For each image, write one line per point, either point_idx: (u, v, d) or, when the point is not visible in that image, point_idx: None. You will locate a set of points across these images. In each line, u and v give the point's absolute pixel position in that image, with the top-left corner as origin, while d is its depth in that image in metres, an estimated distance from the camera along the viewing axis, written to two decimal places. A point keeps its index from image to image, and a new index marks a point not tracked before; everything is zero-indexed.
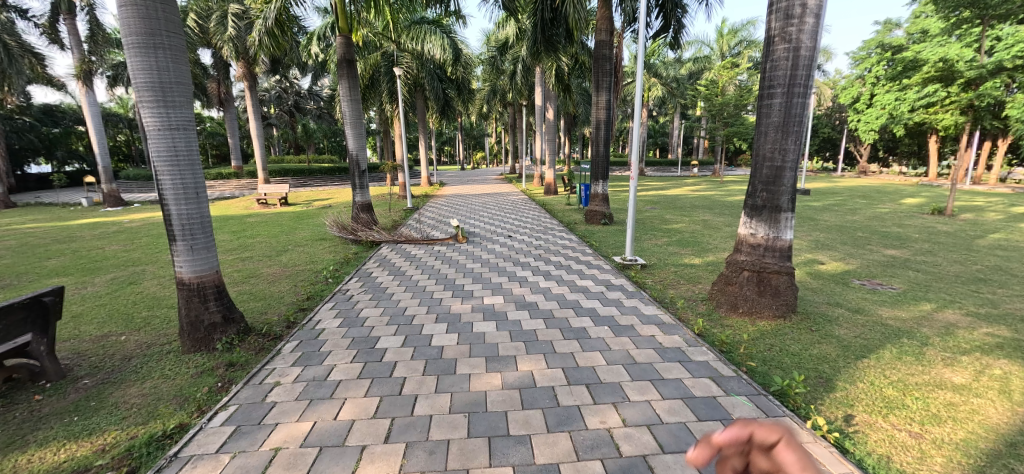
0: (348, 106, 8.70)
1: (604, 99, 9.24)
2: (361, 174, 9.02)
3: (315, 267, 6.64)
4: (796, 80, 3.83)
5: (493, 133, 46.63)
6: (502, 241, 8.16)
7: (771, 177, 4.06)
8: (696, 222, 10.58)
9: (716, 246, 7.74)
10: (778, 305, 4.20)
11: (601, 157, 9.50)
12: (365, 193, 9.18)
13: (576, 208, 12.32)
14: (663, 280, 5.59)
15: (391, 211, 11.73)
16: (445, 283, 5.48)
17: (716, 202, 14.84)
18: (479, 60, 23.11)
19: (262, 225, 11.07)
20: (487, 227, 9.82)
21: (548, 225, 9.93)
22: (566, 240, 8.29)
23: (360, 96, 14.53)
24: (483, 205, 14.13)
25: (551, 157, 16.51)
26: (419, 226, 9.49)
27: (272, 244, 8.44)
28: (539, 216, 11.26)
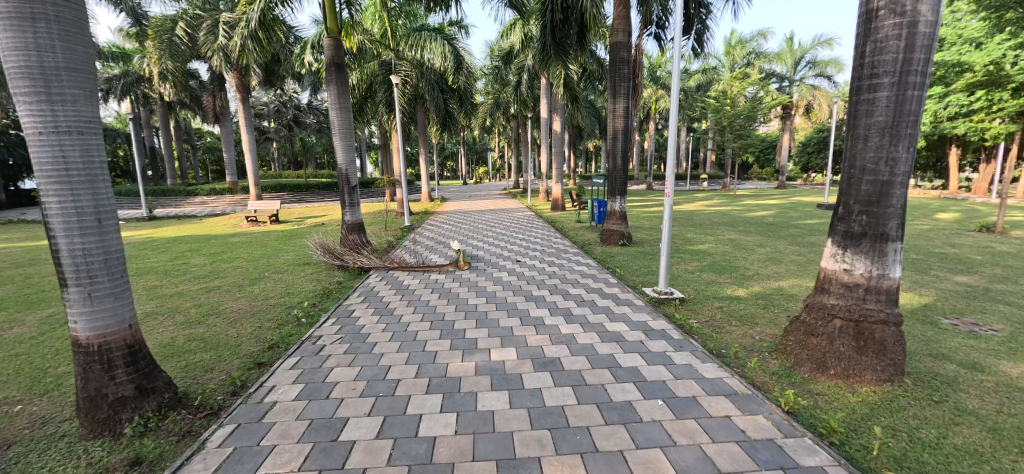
0: (336, 115, 7.80)
1: (621, 107, 8.29)
2: (351, 190, 8.08)
3: (291, 300, 5.64)
4: (911, 66, 2.84)
5: (496, 148, 46.09)
6: (510, 267, 7.08)
7: (873, 195, 3.04)
8: (723, 242, 9.54)
9: (757, 273, 6.68)
10: (885, 365, 3.13)
11: (619, 171, 8.53)
12: (356, 212, 8.21)
13: (587, 226, 11.31)
14: (710, 321, 4.53)
15: (387, 231, 10.76)
16: (441, 326, 4.36)
17: (736, 218, 13.81)
18: (482, 72, 22.46)
19: (244, 246, 10.08)
20: (491, 249, 8.76)
21: (560, 247, 8.85)
22: (584, 265, 7.18)
23: (357, 107, 13.73)
24: (488, 223, 13.12)
25: (559, 171, 15.60)
26: (416, 249, 8.48)
27: (247, 269, 7.43)
28: (550, 236, 10.20)
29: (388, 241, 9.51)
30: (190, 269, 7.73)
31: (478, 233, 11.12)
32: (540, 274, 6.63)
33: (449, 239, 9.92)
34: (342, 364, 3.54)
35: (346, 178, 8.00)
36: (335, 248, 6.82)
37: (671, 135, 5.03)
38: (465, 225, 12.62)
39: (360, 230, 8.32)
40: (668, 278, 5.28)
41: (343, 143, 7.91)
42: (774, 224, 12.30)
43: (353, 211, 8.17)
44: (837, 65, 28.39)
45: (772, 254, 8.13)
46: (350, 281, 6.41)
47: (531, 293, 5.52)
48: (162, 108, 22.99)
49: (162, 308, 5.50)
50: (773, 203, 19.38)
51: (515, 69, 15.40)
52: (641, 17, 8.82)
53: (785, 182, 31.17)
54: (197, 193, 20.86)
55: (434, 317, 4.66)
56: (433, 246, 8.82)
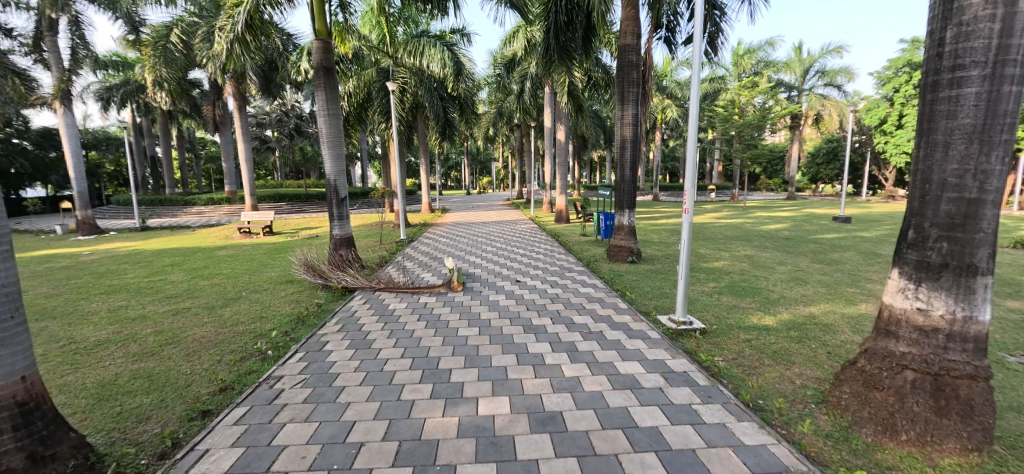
0: (325, 121, 7.30)
1: (630, 114, 7.70)
2: (340, 202, 7.54)
3: (261, 326, 5.03)
4: (1007, 54, 2.24)
5: (500, 158, 45.73)
6: (508, 289, 6.45)
7: (956, 217, 2.42)
8: (739, 259, 8.86)
9: (783, 297, 6.01)
10: (975, 432, 2.47)
11: (628, 182, 7.91)
12: (345, 225, 7.65)
13: (593, 240, 10.68)
14: (739, 359, 3.87)
15: (381, 245, 10.17)
16: (424, 366, 3.73)
17: (749, 232, 13.12)
18: (485, 81, 22.09)
19: (230, 260, 9.50)
20: (489, 266, 8.15)
21: (563, 264, 8.23)
22: (590, 286, 6.55)
23: (355, 115, 13.27)
24: (489, 236, 12.54)
25: (563, 182, 15.03)
26: (410, 265, 7.87)
27: (225, 288, 6.84)
28: (554, 252, 9.58)
29: (382, 257, 8.93)
30: (164, 287, 7.14)
31: (478, 247, 10.51)
32: (541, 297, 6.01)
33: (446, 254, 9.32)
34: (298, 419, 2.91)
35: (334, 189, 7.46)
36: (319, 265, 6.22)
37: (691, 143, 4.44)
38: (464, 238, 12.04)
39: (349, 244, 7.76)
40: (686, 306, 4.63)
41: (332, 151, 7.39)
42: (790, 239, 11.61)
43: (342, 223, 7.61)
44: (847, 74, 27.80)
45: (795, 273, 7.46)
46: (332, 302, 5.81)
47: (530, 323, 4.89)
48: (162, 117, 22.76)
49: (118, 335, 4.90)
50: (785, 215, 18.70)
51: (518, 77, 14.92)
52: (650, 19, 8.30)
53: (795, 193, 30.41)
54: (194, 203, 20.46)
55: (417, 353, 4.03)
56: (428, 262, 8.22)
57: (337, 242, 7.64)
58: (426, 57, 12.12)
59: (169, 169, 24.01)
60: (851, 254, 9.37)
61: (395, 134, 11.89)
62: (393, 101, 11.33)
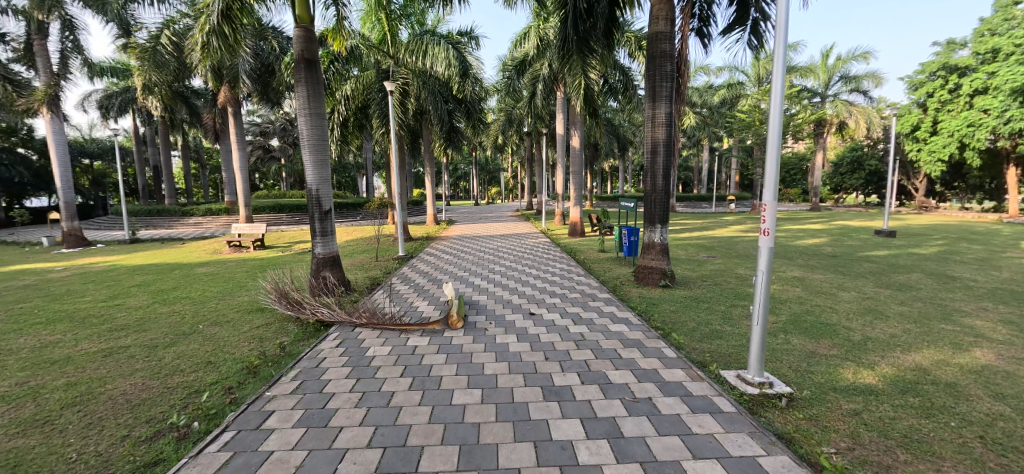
0: (306, 121, 6.27)
1: (663, 112, 6.52)
2: (324, 216, 6.48)
3: (204, 377, 3.92)
4: None
5: (509, 167, 44.77)
6: (520, 325, 5.25)
7: None
8: (788, 281, 7.60)
9: (868, 338, 4.77)
10: None
11: (659, 192, 6.70)
12: (329, 243, 6.56)
13: (614, 258, 9.49)
14: (864, 455, 2.64)
15: (376, 264, 9.10)
16: (400, 467, 2.55)
17: (786, 247, 11.81)
18: (493, 87, 21.18)
19: (205, 279, 8.44)
20: (498, 290, 6.95)
21: (584, 288, 7.00)
22: (622, 321, 5.31)
23: (354, 120, 12.24)
24: (497, 251, 11.37)
25: (577, 192, 13.89)
26: (403, 289, 6.69)
27: (183, 318, 5.75)
28: (572, 272, 8.33)
29: (375, 279, 7.79)
30: (117, 315, 6.10)
31: (485, 265, 9.32)
32: (561, 338, 4.81)
33: (447, 274, 8.14)
34: None
35: (317, 200, 6.41)
36: (289, 292, 5.07)
37: (775, 138, 3.24)
38: (469, 253, 10.94)
39: (335, 264, 6.66)
40: (765, 361, 3.42)
41: (314, 154, 6.32)
42: (837, 257, 10.26)
43: (326, 240, 6.53)
44: (874, 78, 26.35)
45: (866, 303, 6.19)
46: (300, 340, 4.68)
47: (550, 383, 3.70)
48: (163, 125, 22.25)
49: (17, 389, 3.81)
50: (816, 227, 17.30)
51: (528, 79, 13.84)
52: (683, 5, 7.19)
53: (819, 204, 28.86)
54: (192, 214, 19.68)
55: (391, 439, 2.85)
56: (427, 284, 7.04)
57: (321, 261, 6.56)
58: (430, 57, 11.07)
59: (169, 178, 23.29)
60: (918, 277, 8.04)
61: (394, 140, 10.80)
62: (391, 103, 10.30)
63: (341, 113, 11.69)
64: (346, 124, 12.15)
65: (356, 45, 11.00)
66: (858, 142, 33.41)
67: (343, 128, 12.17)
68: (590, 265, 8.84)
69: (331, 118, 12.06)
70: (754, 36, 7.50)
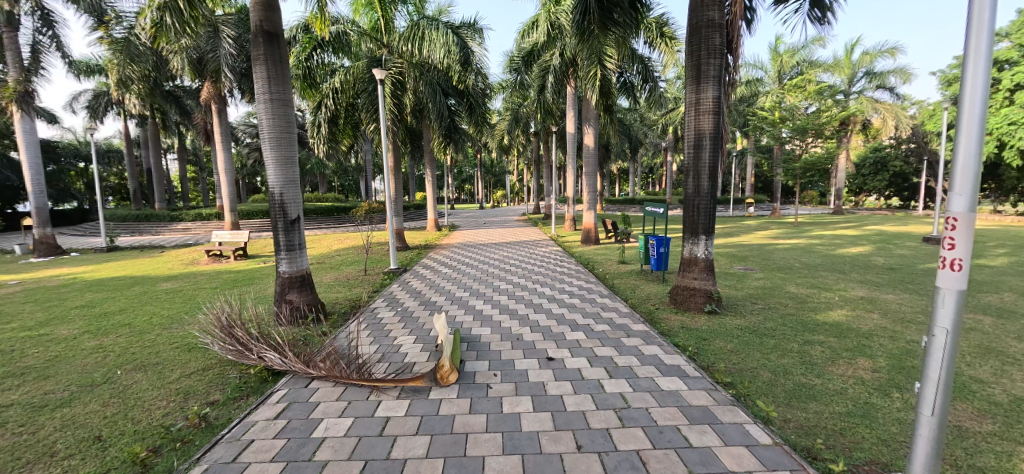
0: (266, 109, 5.04)
1: (712, 94, 5.21)
2: (289, 227, 5.23)
3: (76, 469, 2.68)
4: None
5: (516, 170, 43.52)
6: (531, 377, 3.79)
7: None
8: (857, 304, 6.25)
9: (1020, 399, 3.44)
10: None
11: (704, 196, 5.39)
12: (297, 261, 5.33)
13: (639, 272, 8.17)
14: None
15: (365, 280, 7.87)
16: None
17: (831, 258, 10.42)
18: (499, 83, 19.99)
19: (162, 297, 7.24)
20: (503, 317, 5.53)
21: (613, 314, 5.54)
22: (673, 370, 3.84)
23: (344, 117, 11.01)
24: (504, 262, 9.95)
25: (592, 195, 12.57)
26: (386, 318, 5.31)
27: (105, 358, 4.53)
28: (594, 290, 6.89)
29: (359, 300, 6.53)
30: (31, 350, 4.91)
31: (489, 280, 7.91)
32: (594, 401, 3.34)
33: (443, 294, 6.75)
34: None
35: (282, 208, 5.17)
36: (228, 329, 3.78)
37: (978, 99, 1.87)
38: (472, 265, 9.67)
39: (303, 286, 5.39)
40: None
41: (276, 148, 5.08)
42: (896, 270, 8.86)
43: (296, 258, 5.33)
44: (901, 74, 24.82)
45: (974, 338, 4.85)
46: (234, 402, 3.41)
47: None
48: (153, 126, 21.29)
49: None
50: (851, 233, 15.91)
51: (536, 72, 12.53)
52: None
53: (841, 208, 27.34)
54: (181, 219, 18.65)
55: None
56: (416, 311, 5.65)
57: (286, 283, 5.30)
58: (426, 43, 9.73)
59: (160, 182, 22.29)
60: (1011, 297, 6.66)
61: (385, 138, 9.51)
62: (382, 93, 9.02)
63: (330, 108, 10.34)
64: (336, 120, 10.81)
65: (341, 30, 9.68)
66: (881, 142, 31.94)
67: (332, 125, 10.83)
68: (614, 281, 7.54)
69: (316, 114, 10.65)
70: (816, 9, 6.20)
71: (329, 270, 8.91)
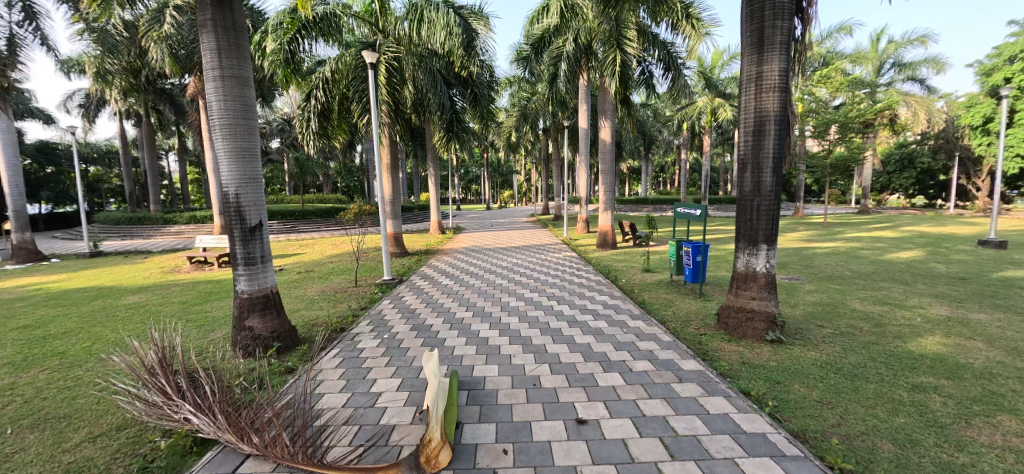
0: (216, 88, 4.03)
1: (780, 65, 4.09)
2: (247, 237, 4.22)
3: None
4: None
5: (523, 169, 42.54)
6: (557, 457, 2.60)
7: None
8: (949, 328, 5.06)
9: None
10: None
11: (765, 194, 4.27)
12: (258, 279, 4.32)
13: (669, 284, 7.06)
14: None
15: (353, 294, 6.86)
16: None
17: (882, 265, 9.19)
18: (506, 77, 18.96)
19: (116, 316, 6.26)
20: (515, 350, 4.42)
21: (653, 346, 4.40)
22: (763, 446, 2.65)
23: (336, 109, 9.85)
24: (513, 270, 8.82)
25: (608, 195, 11.44)
26: (367, 350, 4.22)
27: (6, 404, 3.57)
28: (622, 310, 5.74)
29: (342, 320, 5.48)
30: None
31: (497, 294, 6.79)
32: None
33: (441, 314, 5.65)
34: None
35: (237, 211, 4.15)
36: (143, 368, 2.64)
37: None
38: (477, 272, 8.61)
39: (267, 309, 4.36)
40: None
41: (229, 137, 4.07)
42: (968, 280, 7.63)
43: (261, 274, 4.34)
44: (934, 64, 23.34)
45: None
46: None
47: None
48: (148, 126, 20.58)
49: None
50: (890, 235, 14.61)
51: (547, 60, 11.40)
52: None
53: (867, 207, 25.89)
54: (175, 222, 17.88)
55: None
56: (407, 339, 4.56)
57: (246, 304, 4.28)
58: (426, 25, 8.66)
59: (155, 183, 21.49)
60: None
61: (377, 133, 8.18)
62: (372, 80, 7.82)
63: (319, 99, 9.32)
64: (328, 114, 9.78)
65: (329, 10, 8.40)
66: (907, 138, 30.44)
67: (324, 119, 9.79)
68: (642, 295, 6.42)
69: (306, 107, 9.57)
70: None
71: (315, 282, 7.91)
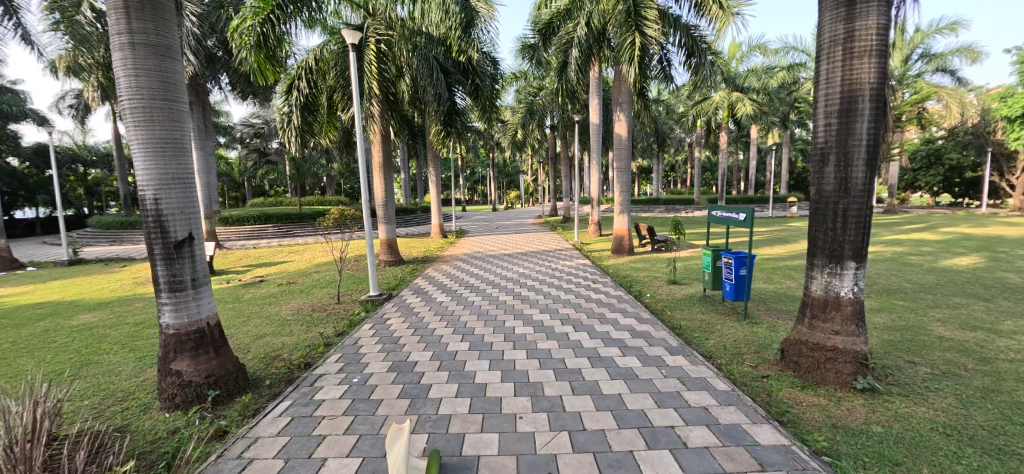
0: (123, 59, 3.06)
1: (879, 20, 3.03)
2: (172, 257, 3.25)
3: None
4: None
5: (529, 170, 41.50)
6: None
7: None
8: None
9: None
10: None
11: (855, 194, 3.18)
12: (190, 310, 3.35)
13: (703, 301, 5.97)
14: None
15: (331, 313, 5.86)
16: None
17: (942, 273, 8.02)
18: (513, 71, 17.96)
19: (51, 343, 5.31)
20: (519, 402, 3.36)
21: (707, 399, 3.28)
22: None
23: (320, 100, 8.84)
24: (521, 281, 7.63)
25: (624, 195, 10.35)
26: (325, 402, 3.20)
27: None
28: (655, 339, 4.60)
29: (310, 350, 4.51)
30: None
31: (501, 313, 5.67)
32: None
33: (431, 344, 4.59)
34: None
35: (157, 222, 3.19)
36: None
37: None
38: (478, 282, 7.58)
39: (200, 349, 3.40)
40: None
41: (143, 124, 3.11)
42: None
43: (192, 303, 3.37)
44: (968, 53, 21.89)
45: None
46: None
47: None
48: None
49: None
50: (932, 237, 13.35)
51: (555, 45, 10.23)
52: None
53: (895, 206, 24.43)
54: None
55: None
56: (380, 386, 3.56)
57: (173, 344, 3.32)
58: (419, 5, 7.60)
59: None
60: None
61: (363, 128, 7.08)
62: (355, 64, 6.79)
63: (302, 90, 8.35)
64: (313, 108, 8.81)
65: None
66: (933, 133, 28.91)
67: (309, 114, 8.82)
68: (673, 316, 5.35)
69: (287, 100, 8.57)
70: None
71: (294, 297, 6.95)
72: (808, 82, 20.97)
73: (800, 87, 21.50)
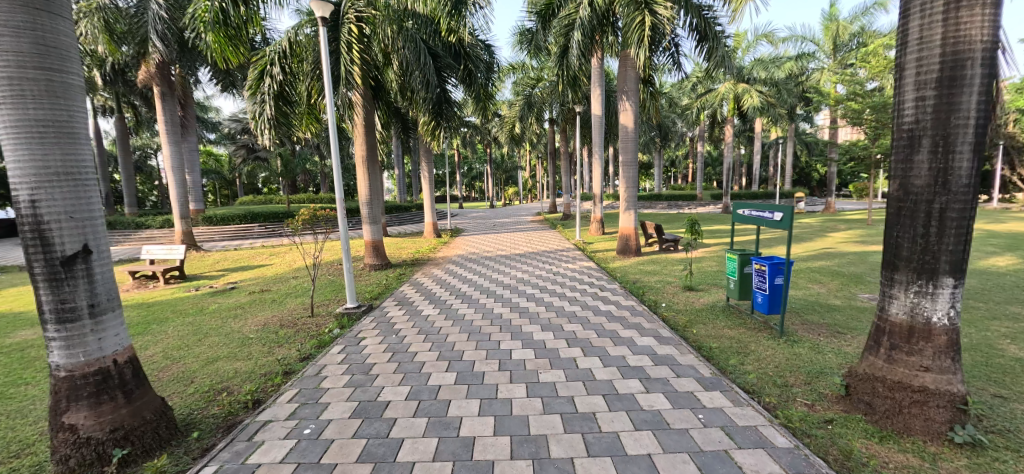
0: None
1: None
2: (64, 278, 2.48)
3: None
4: None
5: (528, 166, 40.63)
6: None
7: None
8: None
9: None
10: None
11: (957, 191, 2.42)
12: (89, 345, 2.59)
13: (728, 313, 5.20)
14: None
15: (301, 330, 5.09)
16: None
17: (983, 276, 7.24)
18: (510, 62, 17.12)
19: None
20: None
21: (768, 465, 2.32)
22: None
23: (293, 87, 7.99)
24: (518, 288, 6.63)
25: (630, 191, 9.55)
26: (260, 469, 2.44)
27: None
28: (682, 367, 3.59)
29: (264, 381, 3.76)
30: None
31: (495, 327, 4.69)
32: None
33: (405, 370, 3.66)
34: None
35: (38, 234, 2.42)
36: None
37: None
38: (470, 286, 6.82)
39: (102, 395, 2.63)
40: None
41: (11, 100, 2.34)
42: None
43: (90, 337, 2.60)
44: None
45: None
46: None
47: None
48: (120, 121, 18.95)
49: None
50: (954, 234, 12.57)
51: (556, 29, 9.41)
52: None
53: None
54: (149, 226, 16.39)
55: None
56: (333, 438, 2.70)
57: (64, 391, 2.55)
58: None
59: (131, 183, 19.88)
60: None
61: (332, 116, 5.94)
62: (326, 43, 5.90)
63: (276, 77, 7.51)
64: (289, 97, 7.99)
65: None
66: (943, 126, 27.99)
67: (285, 104, 7.98)
68: (696, 331, 4.59)
69: (258, 88, 7.70)
70: None
71: (265, 308, 6.21)
72: (817, 72, 20.23)
73: (808, 78, 20.77)
